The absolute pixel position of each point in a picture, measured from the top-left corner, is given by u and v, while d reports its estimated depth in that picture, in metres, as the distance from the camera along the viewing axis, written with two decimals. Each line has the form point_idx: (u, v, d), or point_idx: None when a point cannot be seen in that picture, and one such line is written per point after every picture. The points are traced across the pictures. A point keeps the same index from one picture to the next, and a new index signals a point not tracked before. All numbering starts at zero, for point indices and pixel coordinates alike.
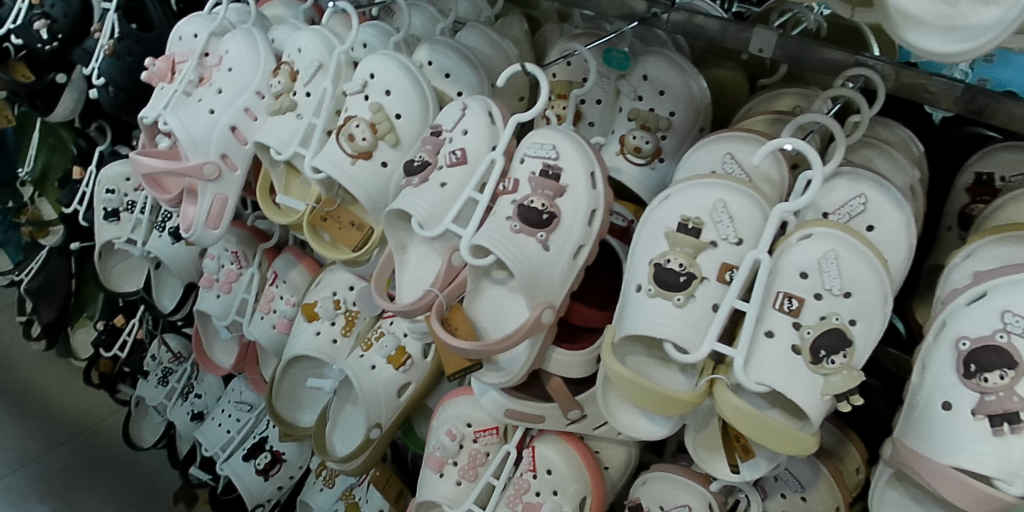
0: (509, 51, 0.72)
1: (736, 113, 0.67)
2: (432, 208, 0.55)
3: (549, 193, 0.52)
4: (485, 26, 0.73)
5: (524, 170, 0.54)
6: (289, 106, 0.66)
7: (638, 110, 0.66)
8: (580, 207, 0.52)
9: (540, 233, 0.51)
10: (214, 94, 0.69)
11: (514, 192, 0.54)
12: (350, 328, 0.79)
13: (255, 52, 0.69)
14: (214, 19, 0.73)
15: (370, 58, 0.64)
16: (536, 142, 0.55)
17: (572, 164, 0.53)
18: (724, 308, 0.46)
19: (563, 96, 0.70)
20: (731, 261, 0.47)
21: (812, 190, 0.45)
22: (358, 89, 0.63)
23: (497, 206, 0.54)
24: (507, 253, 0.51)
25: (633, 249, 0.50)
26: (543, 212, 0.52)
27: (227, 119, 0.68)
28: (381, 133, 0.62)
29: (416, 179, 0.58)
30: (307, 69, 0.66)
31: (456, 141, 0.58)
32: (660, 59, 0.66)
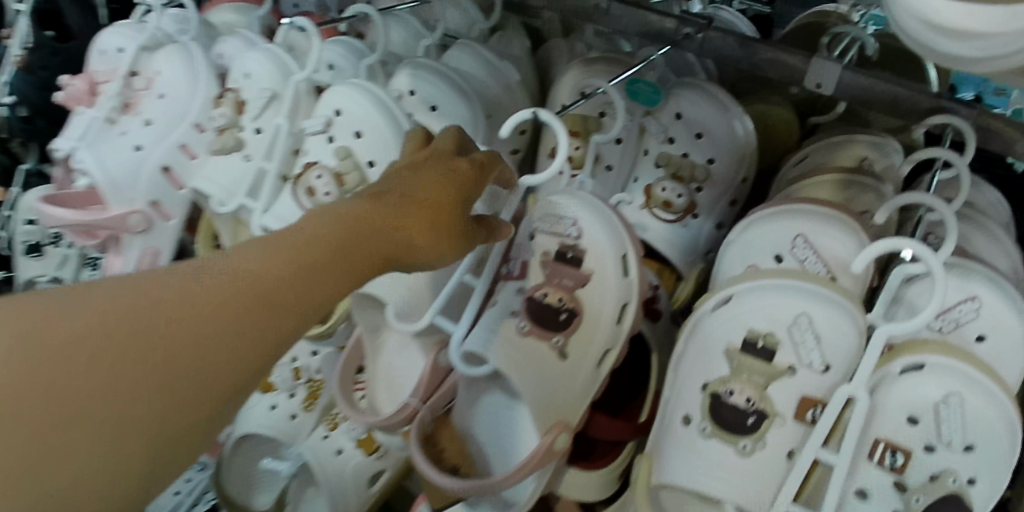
0: (508, 75, 0.60)
1: (789, 160, 0.55)
2: (410, 295, 0.44)
3: (569, 283, 0.40)
4: (479, 44, 0.61)
5: (535, 248, 0.42)
6: (234, 145, 0.53)
7: (668, 154, 0.56)
8: (608, 301, 0.39)
9: (555, 338, 0.40)
10: (141, 126, 0.55)
11: (522, 279, 0.42)
12: (313, 401, 0.68)
13: (195, 76, 0.56)
14: (145, 29, 0.60)
15: (336, 87, 0.51)
16: (551, 209, 0.41)
17: (596, 244, 0.40)
18: (803, 462, 0.34)
19: (575, 134, 0.58)
20: (814, 395, 0.35)
21: (929, 310, 0.32)
22: (320, 128, 0.50)
23: (498, 295, 0.42)
24: (513, 366, 0.40)
25: (678, 363, 0.39)
26: (558, 310, 0.40)
27: (157, 158, 0.55)
28: (350, 186, 0.49)
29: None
30: (256, 99, 0.53)
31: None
32: (695, 94, 0.55)
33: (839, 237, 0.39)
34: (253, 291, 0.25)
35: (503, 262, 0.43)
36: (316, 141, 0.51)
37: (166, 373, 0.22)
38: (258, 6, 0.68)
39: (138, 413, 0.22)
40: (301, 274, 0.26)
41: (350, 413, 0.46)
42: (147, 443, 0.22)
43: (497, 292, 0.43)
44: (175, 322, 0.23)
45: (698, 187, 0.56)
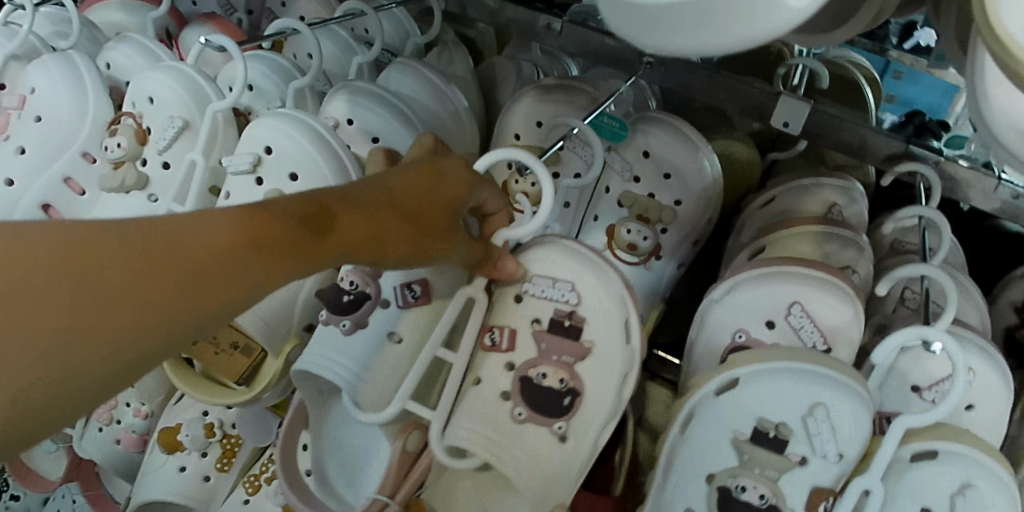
0: (456, 100, 0.53)
1: (750, 203, 0.54)
2: (369, 369, 0.41)
3: (569, 354, 0.39)
4: (420, 63, 0.54)
5: (524, 314, 0.40)
6: (136, 182, 0.44)
7: (633, 194, 0.53)
8: (610, 376, 0.38)
9: (556, 422, 0.38)
10: (13, 155, 0.45)
11: (511, 352, 0.40)
12: (229, 460, 0.57)
13: (79, 92, 0.46)
14: (13, 33, 0.49)
15: (264, 120, 0.43)
16: (536, 270, 0.40)
17: (597, 312, 0.39)
18: None
19: None
20: (826, 486, 0.35)
21: (951, 405, 0.31)
22: (246, 167, 0.43)
23: (477, 365, 0.40)
24: (506, 460, 0.37)
25: (686, 449, 0.39)
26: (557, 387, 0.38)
27: (34, 195, 0.45)
28: None
29: (343, 322, 0.41)
30: (161, 129, 0.44)
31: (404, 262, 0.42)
32: (665, 131, 0.52)
33: (836, 304, 0.41)
34: (224, 250, 0.22)
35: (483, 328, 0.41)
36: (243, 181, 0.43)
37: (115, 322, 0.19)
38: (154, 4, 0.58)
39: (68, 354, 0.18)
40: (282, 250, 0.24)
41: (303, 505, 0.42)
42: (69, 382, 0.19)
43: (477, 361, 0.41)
44: (140, 266, 0.20)
45: (664, 228, 0.53)
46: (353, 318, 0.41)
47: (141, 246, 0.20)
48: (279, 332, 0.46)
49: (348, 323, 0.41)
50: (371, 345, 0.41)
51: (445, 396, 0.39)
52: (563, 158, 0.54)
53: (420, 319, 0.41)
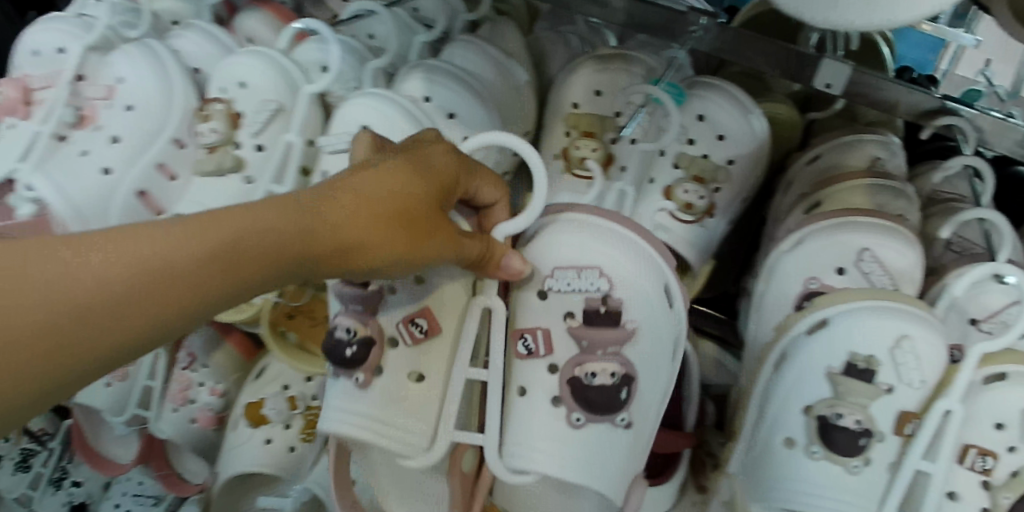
0: (517, 76, 0.55)
1: (795, 161, 0.57)
2: (391, 418, 0.41)
3: (610, 342, 0.41)
4: (480, 41, 0.56)
5: (557, 309, 0.42)
6: (233, 165, 0.46)
7: (688, 156, 0.55)
8: (643, 349, 0.42)
9: (619, 417, 0.41)
10: (106, 144, 0.46)
11: (548, 355, 0.42)
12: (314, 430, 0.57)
13: (169, 82, 0.47)
14: (87, 24, 0.50)
15: (360, 103, 0.46)
16: (557, 264, 0.42)
17: (638, 287, 0.42)
18: (908, 472, 0.41)
19: (591, 134, 0.55)
20: (911, 411, 0.41)
21: (1015, 329, 0.39)
22: (342, 145, 0.44)
23: (518, 370, 0.43)
24: (574, 468, 0.40)
25: (780, 387, 0.45)
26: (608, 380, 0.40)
27: (132, 182, 0.46)
28: None
29: (359, 374, 0.41)
30: (255, 114, 0.46)
31: (402, 295, 0.42)
32: (717, 95, 0.55)
33: (901, 250, 0.46)
34: (151, 270, 0.26)
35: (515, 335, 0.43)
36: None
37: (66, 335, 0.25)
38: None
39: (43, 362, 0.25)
40: (218, 271, 0.28)
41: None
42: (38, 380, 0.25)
43: (517, 367, 0.43)
44: (88, 279, 0.25)
45: (718, 187, 0.56)
46: (368, 364, 0.41)
47: (89, 273, 0.25)
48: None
49: (363, 376, 0.41)
50: (394, 388, 0.41)
51: (494, 413, 0.41)
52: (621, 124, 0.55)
53: (434, 349, 0.42)
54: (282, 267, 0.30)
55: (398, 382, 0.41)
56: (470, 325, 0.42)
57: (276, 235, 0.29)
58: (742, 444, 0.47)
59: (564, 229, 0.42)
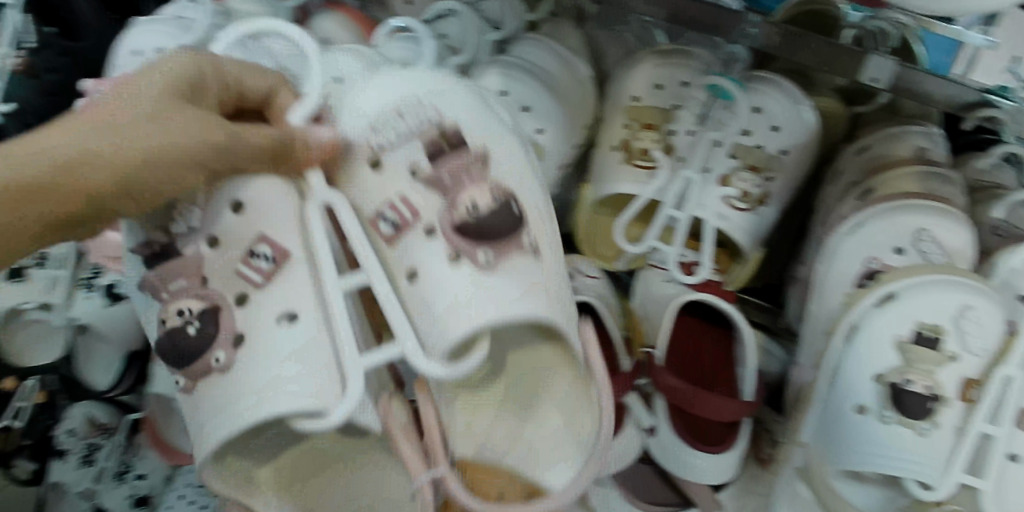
0: (580, 69, 0.57)
1: (844, 151, 0.61)
2: (272, 384, 0.37)
3: (454, 172, 0.42)
4: (547, 40, 0.58)
5: (400, 168, 0.43)
6: None
7: (743, 146, 0.57)
8: (483, 192, 0.41)
9: (484, 254, 0.40)
10: None
11: (418, 220, 0.42)
12: None
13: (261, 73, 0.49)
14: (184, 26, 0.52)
15: (451, 93, 0.50)
16: (387, 115, 0.44)
17: (458, 109, 0.44)
18: (976, 435, 0.43)
19: (649, 126, 0.58)
20: (973, 377, 0.45)
21: None
22: None
23: (395, 257, 0.42)
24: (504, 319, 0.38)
25: (849, 357, 0.48)
26: (468, 219, 0.41)
27: None
28: None
29: (218, 353, 0.39)
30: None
31: (188, 266, 0.40)
32: (770, 89, 0.57)
33: (956, 230, 0.50)
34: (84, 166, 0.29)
35: (372, 219, 0.43)
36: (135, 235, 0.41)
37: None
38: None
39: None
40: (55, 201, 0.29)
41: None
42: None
43: (390, 256, 0.42)
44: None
45: (771, 176, 0.59)
46: (215, 342, 0.39)
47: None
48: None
49: (183, 378, 0.39)
50: (257, 343, 0.39)
51: (389, 299, 0.39)
52: (677, 116, 0.59)
53: (290, 278, 0.40)
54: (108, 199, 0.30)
55: (269, 332, 0.39)
56: (292, 233, 0.40)
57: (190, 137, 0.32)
58: (815, 412, 0.50)
59: (359, 93, 0.44)
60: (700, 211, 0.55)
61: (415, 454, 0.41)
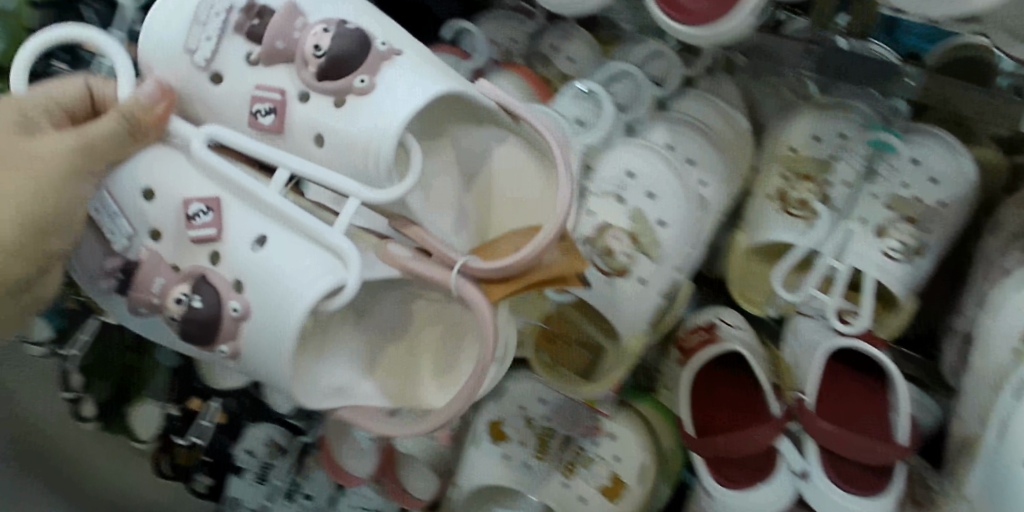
0: (740, 122, 0.59)
1: (1008, 204, 0.59)
2: (267, 274, 0.41)
3: (282, 36, 0.46)
4: (708, 94, 0.60)
5: (237, 65, 0.48)
6: None
7: (899, 196, 0.57)
8: (322, 16, 0.46)
9: (370, 81, 0.43)
10: None
11: (286, 95, 0.46)
12: (546, 449, 0.61)
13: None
14: None
15: (625, 151, 0.55)
16: (181, 53, 0.49)
17: (337, 8, 0.47)
18: None
19: (807, 178, 0.60)
20: None
21: None
22: (611, 188, 0.54)
23: (294, 139, 0.46)
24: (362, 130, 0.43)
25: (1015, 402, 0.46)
26: (281, 47, 0.46)
27: None
28: (643, 244, 0.53)
29: (234, 305, 0.42)
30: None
31: (150, 267, 0.45)
32: (930, 140, 0.58)
33: None
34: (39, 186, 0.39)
35: (248, 117, 0.48)
36: (102, 279, 0.46)
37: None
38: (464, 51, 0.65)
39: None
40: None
41: (433, 425, 0.40)
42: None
43: (294, 141, 0.46)
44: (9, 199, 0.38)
45: (930, 228, 0.57)
46: (222, 299, 0.42)
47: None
48: (633, 326, 0.53)
49: (226, 349, 0.43)
50: (251, 258, 0.42)
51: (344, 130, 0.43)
52: (835, 168, 0.60)
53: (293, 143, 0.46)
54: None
55: (255, 260, 0.42)
56: (197, 184, 0.45)
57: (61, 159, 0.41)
58: (984, 466, 0.48)
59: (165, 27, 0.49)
60: (859, 262, 0.56)
61: (435, 267, 0.41)
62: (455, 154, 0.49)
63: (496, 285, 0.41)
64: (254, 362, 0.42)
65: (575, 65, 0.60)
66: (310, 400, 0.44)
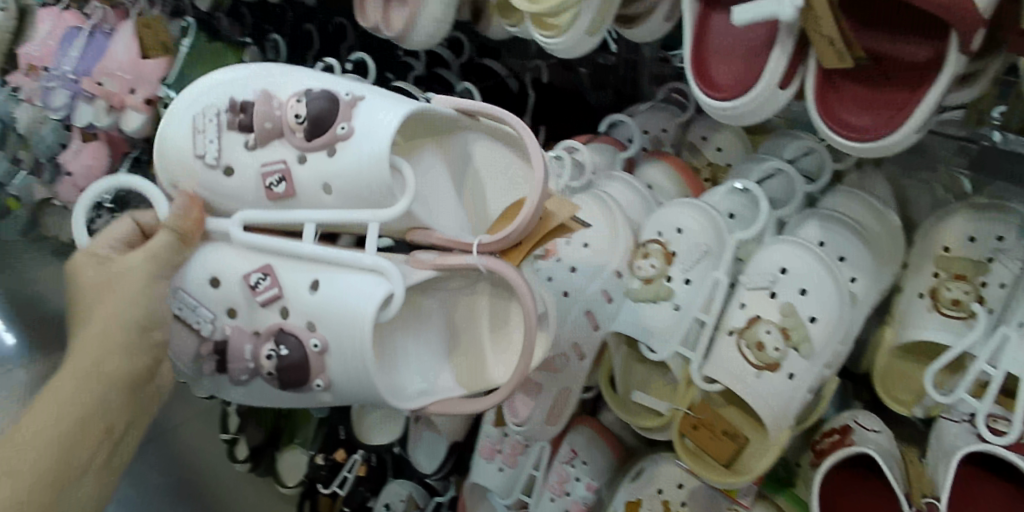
0: (894, 219, 0.58)
1: None
2: (320, 307, 0.43)
3: (268, 114, 0.47)
4: (859, 190, 0.59)
5: (240, 153, 0.48)
6: (666, 294, 0.56)
7: None
8: (294, 92, 0.48)
9: (335, 129, 0.45)
10: (567, 274, 0.57)
11: (286, 162, 0.47)
12: None
13: (615, 224, 0.58)
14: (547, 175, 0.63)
15: (777, 246, 0.55)
16: (196, 163, 0.49)
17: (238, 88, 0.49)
18: None
19: (962, 277, 0.57)
20: None
21: None
22: (764, 283, 0.55)
23: (309, 198, 0.47)
24: (348, 171, 0.44)
25: None
26: (270, 128, 0.47)
27: (582, 304, 0.56)
28: (794, 340, 0.52)
29: (314, 342, 0.44)
30: (688, 252, 0.56)
31: (239, 339, 0.46)
32: None
33: None
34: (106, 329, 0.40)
35: (263, 192, 0.48)
36: (201, 363, 0.48)
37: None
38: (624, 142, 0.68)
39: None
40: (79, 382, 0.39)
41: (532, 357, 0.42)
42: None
43: (312, 199, 0.47)
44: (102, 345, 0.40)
45: None
46: (303, 340, 0.44)
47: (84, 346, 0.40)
48: (779, 423, 0.52)
49: (320, 381, 0.44)
50: (298, 291, 0.45)
51: (327, 168, 0.45)
52: (993, 268, 0.56)
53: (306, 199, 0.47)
54: (78, 386, 0.38)
55: (318, 303, 0.44)
56: (246, 261, 0.47)
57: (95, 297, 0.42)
58: None
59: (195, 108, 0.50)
60: (1016, 367, 0.50)
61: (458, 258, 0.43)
62: (441, 163, 0.49)
63: (513, 255, 0.44)
64: (350, 392, 0.44)
65: (723, 154, 0.63)
66: (402, 404, 0.45)
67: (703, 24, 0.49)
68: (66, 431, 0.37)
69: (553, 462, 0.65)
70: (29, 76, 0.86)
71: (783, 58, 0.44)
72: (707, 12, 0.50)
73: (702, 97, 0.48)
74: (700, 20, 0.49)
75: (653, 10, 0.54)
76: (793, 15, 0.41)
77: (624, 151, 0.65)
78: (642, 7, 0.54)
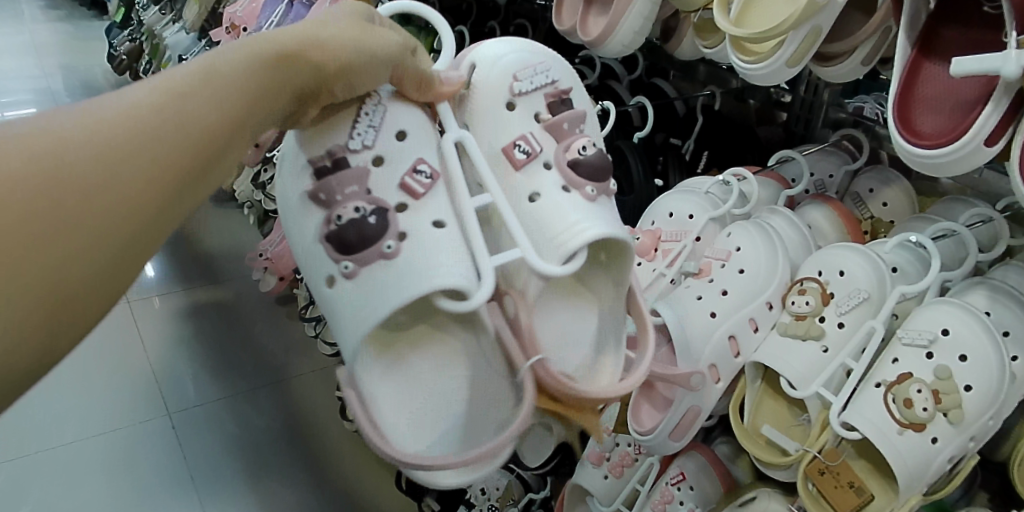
0: None
1: None
2: (417, 265, 0.41)
3: (573, 122, 0.50)
4: None
5: (529, 109, 0.50)
6: (816, 334, 0.55)
7: None
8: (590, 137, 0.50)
9: (587, 187, 0.46)
10: (719, 296, 0.58)
11: (538, 155, 0.48)
12: None
13: (775, 256, 0.59)
14: (710, 199, 0.66)
15: (941, 307, 0.54)
16: (505, 77, 0.49)
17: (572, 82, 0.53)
18: None
19: None
20: None
21: None
22: (921, 342, 0.53)
23: (524, 179, 0.47)
24: (556, 213, 0.45)
25: None
26: (565, 127, 0.49)
27: (728, 327, 0.57)
28: (945, 405, 0.50)
29: (389, 242, 0.42)
30: (845, 297, 0.56)
31: (351, 175, 0.43)
32: None
33: None
34: (320, 67, 0.37)
35: (504, 151, 0.48)
36: None
37: (96, 173, 0.27)
38: (786, 183, 0.69)
39: (78, 231, 0.27)
40: (246, 83, 0.33)
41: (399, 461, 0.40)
42: (106, 250, 0.27)
43: (519, 179, 0.47)
44: (299, 72, 0.36)
45: None
46: (388, 233, 0.42)
47: (286, 46, 0.35)
48: (912, 485, 0.50)
49: (351, 263, 0.42)
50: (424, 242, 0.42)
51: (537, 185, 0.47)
52: None
53: (531, 169, 0.47)
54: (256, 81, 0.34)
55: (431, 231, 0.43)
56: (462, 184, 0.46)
57: (334, 29, 0.37)
58: None
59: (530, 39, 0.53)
60: None
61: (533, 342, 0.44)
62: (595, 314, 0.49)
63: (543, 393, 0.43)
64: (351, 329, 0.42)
65: (888, 209, 0.65)
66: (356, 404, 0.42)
67: (914, 70, 0.51)
68: (220, 117, 0.32)
69: (659, 482, 0.66)
70: (232, 34, 1.11)
71: (995, 116, 0.42)
72: (920, 60, 0.51)
73: (903, 142, 0.47)
74: (913, 63, 0.51)
75: (852, 51, 0.56)
76: (1017, 73, 0.39)
77: (788, 189, 0.68)
78: (842, 48, 0.56)
